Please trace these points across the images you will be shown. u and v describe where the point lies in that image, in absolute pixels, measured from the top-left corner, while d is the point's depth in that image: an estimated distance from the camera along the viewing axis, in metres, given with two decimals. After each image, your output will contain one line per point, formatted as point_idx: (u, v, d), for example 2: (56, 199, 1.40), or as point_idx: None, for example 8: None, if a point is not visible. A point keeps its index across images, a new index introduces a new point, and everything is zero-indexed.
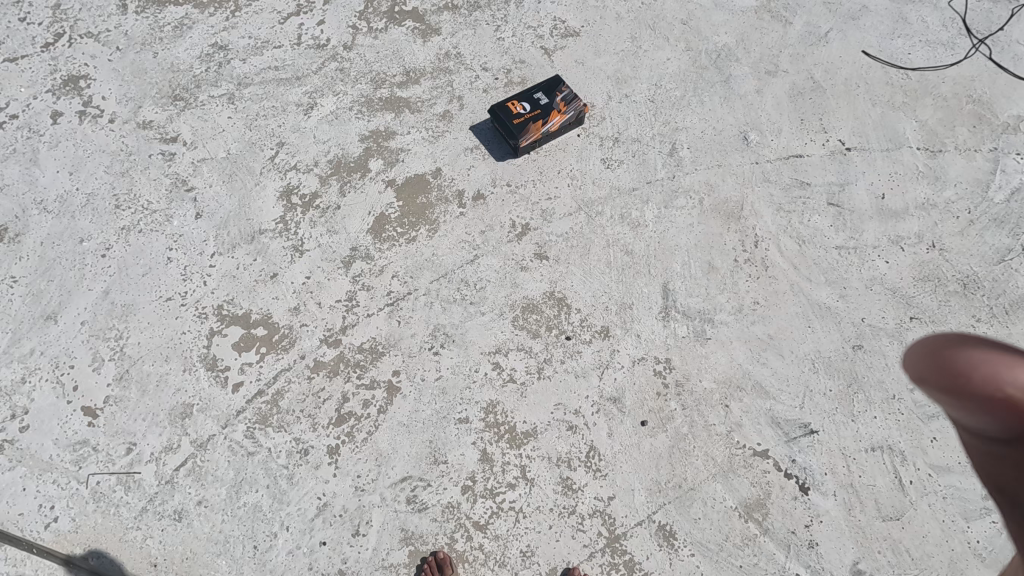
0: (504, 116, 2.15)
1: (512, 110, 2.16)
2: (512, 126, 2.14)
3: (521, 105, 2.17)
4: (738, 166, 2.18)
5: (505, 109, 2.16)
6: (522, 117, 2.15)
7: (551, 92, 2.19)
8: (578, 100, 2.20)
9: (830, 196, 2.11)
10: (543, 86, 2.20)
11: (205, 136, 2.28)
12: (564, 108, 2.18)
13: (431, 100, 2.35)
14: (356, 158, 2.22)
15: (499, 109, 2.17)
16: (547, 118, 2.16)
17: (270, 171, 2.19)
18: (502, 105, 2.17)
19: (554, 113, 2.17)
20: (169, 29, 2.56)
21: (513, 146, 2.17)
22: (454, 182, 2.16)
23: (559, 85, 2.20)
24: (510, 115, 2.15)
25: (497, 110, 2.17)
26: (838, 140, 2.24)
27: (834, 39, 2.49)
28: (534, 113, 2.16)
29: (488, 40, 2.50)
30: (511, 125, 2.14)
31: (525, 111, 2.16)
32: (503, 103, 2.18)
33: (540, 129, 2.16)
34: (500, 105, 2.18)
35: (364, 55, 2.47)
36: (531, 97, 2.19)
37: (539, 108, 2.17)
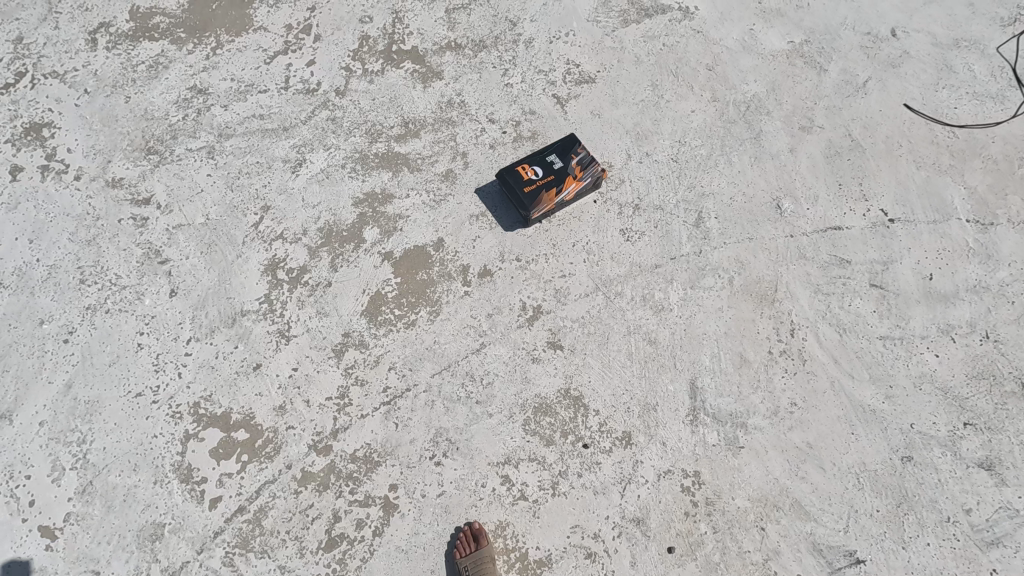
0: (514, 184, 1.95)
1: (523, 176, 1.96)
2: (522, 195, 1.93)
3: (533, 171, 1.97)
4: (771, 240, 1.98)
5: (515, 176, 1.96)
6: (534, 184, 1.95)
7: (566, 156, 1.99)
8: (595, 164, 2.00)
9: (872, 277, 1.92)
10: (557, 149, 2.00)
11: (182, 197, 2.05)
12: (580, 174, 1.97)
13: (432, 157, 2.13)
14: (349, 226, 2.00)
15: (508, 175, 1.96)
16: (562, 185, 1.95)
17: (254, 241, 1.98)
18: (511, 171, 1.97)
19: (570, 180, 1.96)
20: (143, 69, 2.32)
21: (524, 216, 1.96)
22: (458, 256, 1.95)
23: (574, 147, 2.00)
24: (520, 183, 1.95)
25: (506, 176, 1.97)
26: (880, 210, 2.03)
27: (873, 90, 2.27)
28: (547, 180, 1.95)
29: (495, 86, 2.28)
30: (521, 194, 1.93)
31: (537, 178, 1.96)
32: (512, 168, 1.98)
33: (555, 197, 1.95)
34: (509, 169, 1.98)
35: (358, 103, 2.25)
36: (543, 161, 1.98)
37: (553, 174, 1.96)
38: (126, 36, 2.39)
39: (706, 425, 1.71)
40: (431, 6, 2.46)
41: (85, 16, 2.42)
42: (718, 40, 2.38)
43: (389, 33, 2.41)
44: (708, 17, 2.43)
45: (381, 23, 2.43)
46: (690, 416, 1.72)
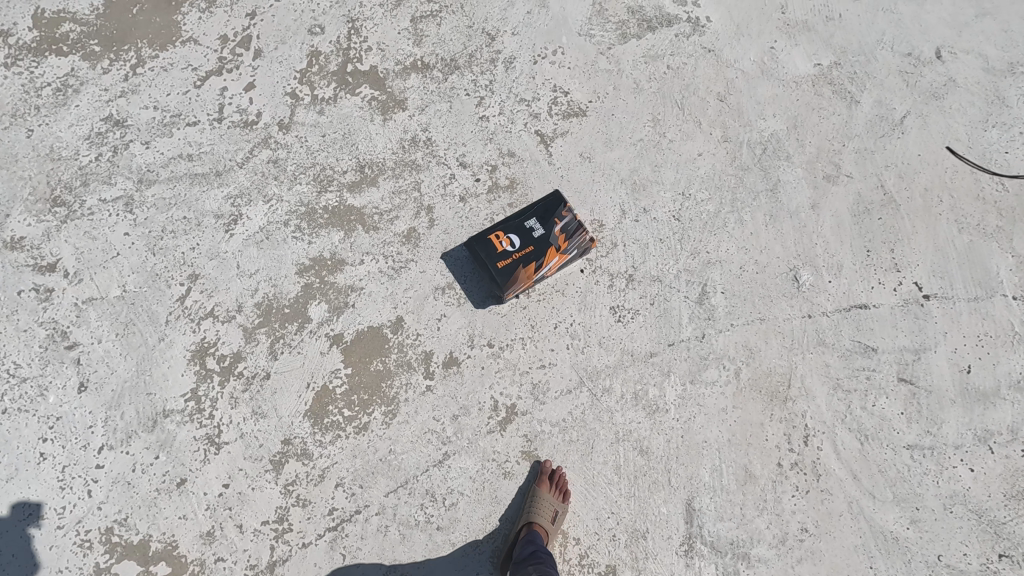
0: (486, 255, 1.63)
1: (496, 245, 1.64)
2: (495, 270, 1.62)
3: (510, 238, 1.65)
4: (785, 321, 1.70)
5: (487, 244, 1.64)
6: (510, 256, 1.63)
7: (549, 221, 1.67)
8: (583, 230, 1.69)
9: (901, 369, 1.65)
10: (538, 210, 1.68)
11: (93, 262, 1.74)
12: (565, 243, 1.66)
13: (391, 211, 1.81)
14: (292, 301, 1.71)
15: (479, 244, 1.64)
16: (543, 257, 1.64)
17: (180, 319, 1.69)
18: (483, 237, 1.65)
19: (552, 251, 1.65)
20: (48, 92, 1.95)
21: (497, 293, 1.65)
22: (420, 340, 1.67)
23: (558, 209, 1.68)
24: (494, 254, 1.63)
25: (477, 244, 1.64)
26: (914, 283, 1.74)
27: (912, 127, 1.93)
28: (526, 251, 1.64)
29: (467, 119, 1.93)
30: (494, 268, 1.62)
31: (514, 248, 1.64)
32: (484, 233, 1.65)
33: (534, 272, 1.64)
34: (480, 235, 1.65)
35: (304, 140, 1.90)
36: (520, 226, 1.66)
37: (532, 243, 1.65)
38: (28, 48, 2.00)
39: (701, 557, 1.49)
40: (394, 13, 2.07)
41: None
42: (732, 62, 2.02)
43: (343, 48, 2.03)
44: (722, 32, 2.05)
45: (334, 35, 2.04)
46: (684, 546, 1.50)
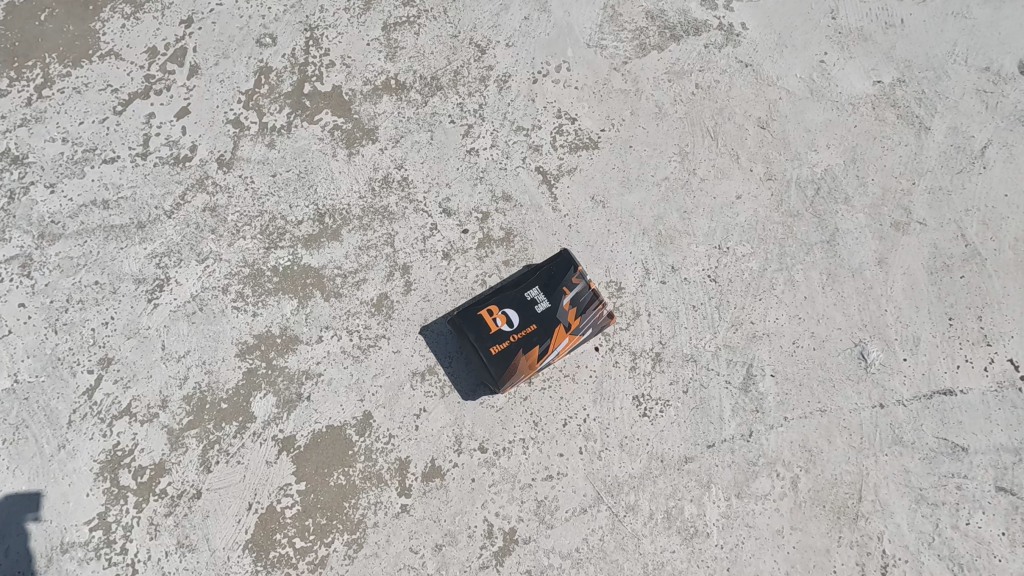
0: (475, 338, 1.28)
1: (490, 325, 1.29)
2: (488, 358, 1.27)
3: (507, 315, 1.30)
4: (851, 413, 1.36)
5: (477, 324, 1.29)
6: (506, 339, 1.28)
7: (557, 292, 1.31)
8: (600, 302, 1.33)
9: (999, 475, 1.31)
10: (543, 278, 1.32)
11: None
12: (577, 321, 1.31)
13: (357, 273, 1.45)
14: (230, 393, 1.35)
15: (467, 323, 1.29)
16: (550, 340, 1.29)
17: (86, 419, 1.33)
18: (472, 314, 1.30)
19: (561, 332, 1.30)
20: None
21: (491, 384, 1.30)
22: (393, 444, 1.31)
23: (567, 276, 1.33)
24: (486, 337, 1.28)
25: (464, 322, 1.29)
26: (1009, 361, 1.40)
27: (997, 160, 1.58)
28: (527, 332, 1.29)
29: (452, 152, 1.57)
30: (486, 356, 1.27)
31: (511, 329, 1.29)
32: (473, 308, 1.30)
33: (538, 359, 1.29)
34: (468, 311, 1.30)
35: (250, 182, 1.53)
36: (520, 298, 1.31)
37: (536, 321, 1.30)
38: None
39: None
40: (362, 19, 1.69)
41: None
42: (775, 79, 1.66)
43: (300, 63, 1.65)
44: (761, 42, 1.69)
45: (289, 47, 1.66)
46: None
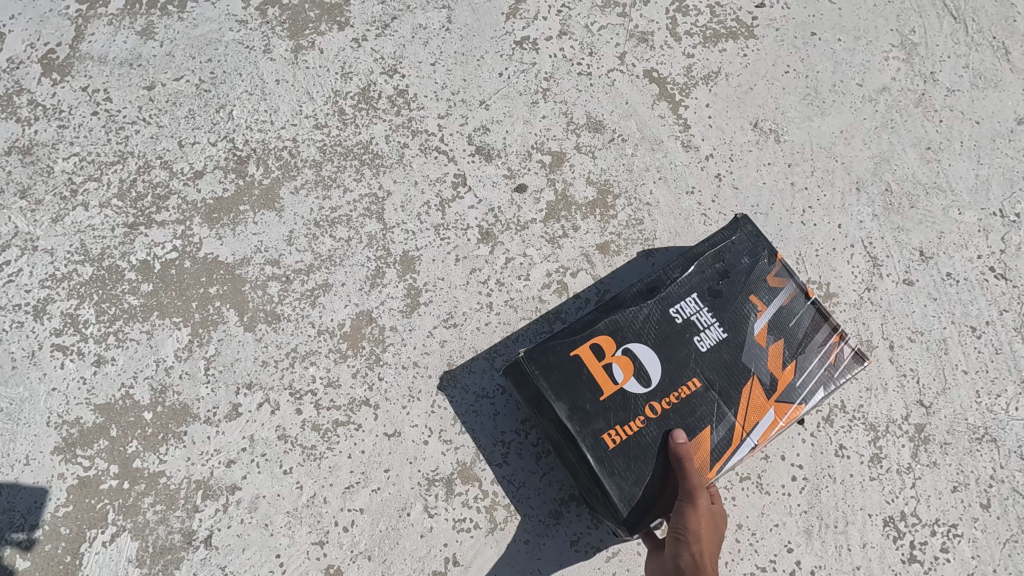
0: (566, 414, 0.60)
1: (598, 383, 0.61)
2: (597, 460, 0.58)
3: (635, 362, 0.62)
4: None
5: (569, 379, 0.61)
6: (637, 415, 0.60)
7: (740, 313, 0.63)
8: (836, 332, 0.64)
9: None
10: (706, 284, 0.64)
11: None
12: (790, 373, 0.63)
13: (311, 273, 0.73)
14: (38, 536, 0.63)
15: (548, 379, 0.61)
16: (733, 418, 0.61)
17: None
18: (559, 359, 0.62)
19: (756, 401, 0.61)
20: None
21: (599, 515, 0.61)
22: None
23: (759, 273, 0.65)
24: (593, 411, 0.60)
25: (542, 378, 0.61)
26: None
27: None
28: (683, 399, 0.61)
29: (488, 45, 0.85)
30: (593, 453, 0.59)
31: (646, 393, 0.61)
32: (561, 345, 0.62)
33: (709, 462, 0.60)
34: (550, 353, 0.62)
35: (102, 100, 0.80)
36: (661, 326, 0.63)
37: (700, 375, 0.62)
38: None
39: None
40: None
41: None
42: None
43: None
44: None
45: None
46: None
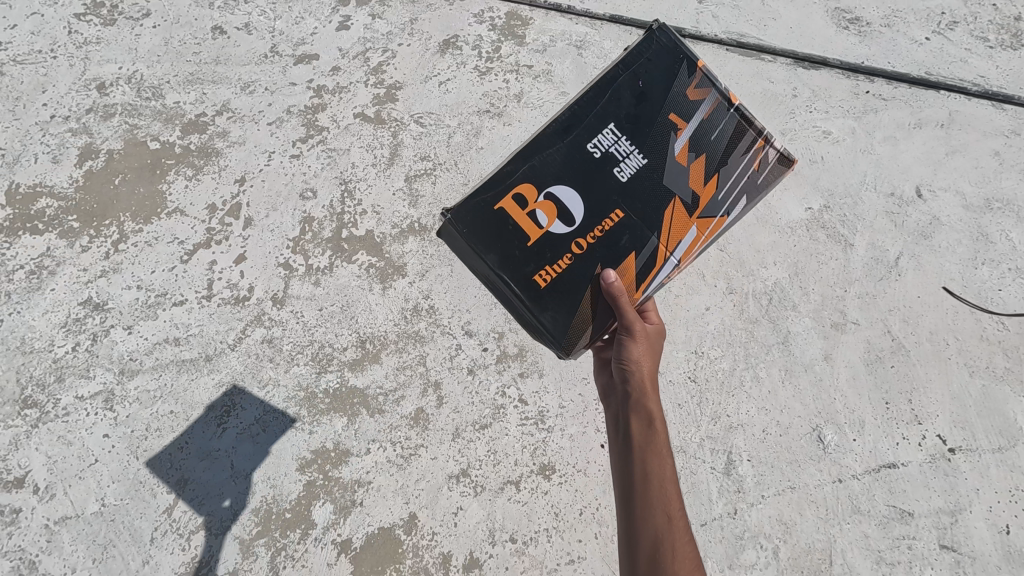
0: (499, 261, 1.23)
1: (527, 231, 1.24)
2: (528, 286, 1.23)
3: (551, 207, 1.24)
4: (816, 488, 1.64)
5: (502, 235, 1.24)
6: (563, 251, 1.23)
7: (665, 132, 1.26)
8: (756, 135, 1.28)
9: (940, 535, 1.60)
10: (624, 122, 1.26)
11: (68, 472, 1.58)
12: (710, 189, 1.27)
13: (397, 390, 1.72)
14: (293, 503, 1.57)
15: (486, 230, 1.24)
16: (664, 233, 1.25)
17: (167, 535, 1.53)
18: (491, 218, 1.24)
19: (685, 214, 1.26)
20: (21, 275, 1.84)
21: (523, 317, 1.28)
22: (436, 539, 1.55)
23: (688, 110, 1.27)
24: (520, 253, 1.23)
25: (476, 237, 1.24)
26: (938, 436, 1.72)
27: (907, 269, 1.96)
28: (607, 229, 1.24)
29: (470, 282, 1.87)
30: (532, 287, 1.23)
31: (571, 231, 1.23)
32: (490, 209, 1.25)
33: (632, 284, 1.25)
34: (480, 215, 1.25)
35: (301, 315, 1.81)
36: (578, 177, 1.24)
37: (621, 205, 1.25)
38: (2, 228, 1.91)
39: None
40: (387, 172, 2.05)
41: None
42: None
43: (338, 213, 1.98)
44: None
45: (328, 200, 2.00)
46: None
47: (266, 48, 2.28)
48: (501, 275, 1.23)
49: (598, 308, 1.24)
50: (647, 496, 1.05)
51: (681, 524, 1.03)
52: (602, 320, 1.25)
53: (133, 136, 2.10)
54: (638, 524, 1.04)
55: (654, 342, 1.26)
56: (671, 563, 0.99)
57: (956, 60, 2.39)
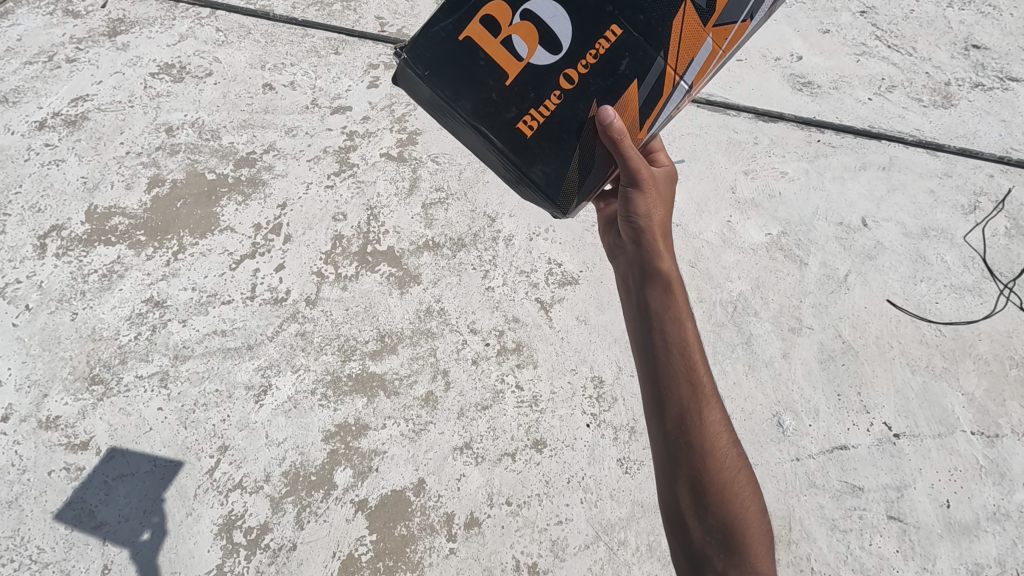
0: (474, 107, 1.16)
1: (505, 66, 1.15)
2: (511, 133, 1.16)
3: (529, 30, 1.13)
4: (777, 465, 1.89)
5: (473, 76, 1.16)
6: (551, 87, 1.15)
7: None
8: None
9: (888, 507, 1.84)
10: None
11: (127, 439, 1.88)
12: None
13: (410, 376, 1.99)
14: (318, 467, 1.84)
15: (458, 71, 1.16)
16: (672, 51, 1.12)
17: (208, 492, 1.81)
18: (458, 52, 1.15)
19: (698, 22, 1.10)
20: (95, 277, 2.17)
21: (510, 172, 1.23)
22: (441, 501, 1.80)
23: None
24: (499, 95, 1.16)
25: (443, 80, 1.16)
26: (883, 423, 1.97)
27: (855, 284, 2.25)
28: (602, 54, 1.13)
29: (475, 288, 2.17)
30: (519, 134, 1.16)
31: (559, 56, 1.14)
32: (457, 40, 1.15)
33: (636, 119, 1.17)
34: (445, 53, 1.16)
35: (330, 314, 2.10)
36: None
37: (618, 19, 1.12)
38: (80, 240, 2.24)
39: None
40: (407, 199, 2.37)
41: (35, 218, 2.30)
42: (698, 233, 2.33)
43: (364, 232, 2.29)
44: (686, 209, 2.39)
45: (356, 221, 2.31)
46: None
47: (307, 101, 2.62)
48: (477, 122, 1.17)
49: (597, 151, 1.19)
50: (672, 371, 1.21)
51: (704, 390, 1.21)
52: (602, 165, 1.20)
53: (193, 169, 2.43)
54: (665, 393, 1.21)
55: (659, 195, 1.34)
56: (697, 425, 1.18)
57: (895, 116, 2.72)
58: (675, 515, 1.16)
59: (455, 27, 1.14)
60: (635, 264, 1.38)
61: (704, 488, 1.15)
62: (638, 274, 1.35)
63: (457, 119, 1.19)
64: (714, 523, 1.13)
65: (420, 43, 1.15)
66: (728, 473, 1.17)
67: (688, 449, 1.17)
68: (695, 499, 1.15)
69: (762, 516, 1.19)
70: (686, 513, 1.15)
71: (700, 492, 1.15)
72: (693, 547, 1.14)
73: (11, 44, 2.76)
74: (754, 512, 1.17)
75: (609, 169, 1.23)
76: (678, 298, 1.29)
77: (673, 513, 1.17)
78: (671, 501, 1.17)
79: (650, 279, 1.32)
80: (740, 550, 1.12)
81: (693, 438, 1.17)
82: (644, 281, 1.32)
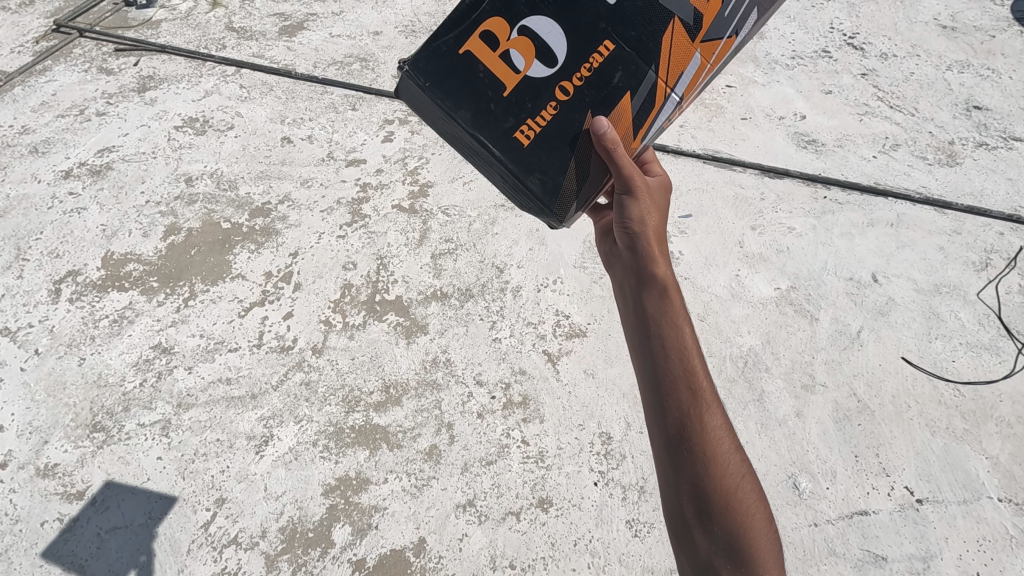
0: (473, 117, 1.18)
1: (502, 78, 1.17)
2: (509, 143, 1.18)
3: (526, 45, 1.15)
4: (793, 530, 1.80)
5: (472, 88, 1.18)
6: (547, 99, 1.17)
7: None
8: None
9: None
10: None
11: (123, 488, 1.84)
12: (715, 4, 1.11)
13: (413, 430, 1.95)
14: (316, 523, 1.78)
15: (458, 84, 1.18)
16: (663, 65, 1.15)
17: (202, 547, 1.75)
18: (459, 65, 1.17)
19: (686, 38, 1.13)
20: (105, 323, 2.18)
21: (507, 181, 1.24)
22: (442, 562, 1.73)
23: None
24: (496, 105, 1.18)
25: (443, 92, 1.18)
26: (904, 487, 1.89)
27: (868, 340, 2.21)
28: (597, 67, 1.16)
29: (482, 339, 2.15)
30: (517, 144, 1.18)
31: (554, 69, 1.16)
32: (457, 53, 1.17)
33: (630, 129, 1.19)
34: (445, 66, 1.18)
35: (336, 363, 2.09)
36: (556, 5, 1.14)
37: (611, 34, 1.15)
38: (94, 285, 2.28)
39: None
40: (417, 249, 2.39)
41: (53, 263, 2.34)
42: (706, 287, 2.33)
43: (373, 281, 2.30)
44: (693, 263, 2.40)
45: (365, 270, 2.33)
46: None
47: (323, 154, 2.71)
48: (477, 132, 1.18)
49: (592, 161, 1.20)
50: (671, 377, 1.15)
51: (704, 395, 1.15)
52: (597, 176, 1.21)
53: (209, 218, 2.49)
54: (665, 400, 1.15)
55: (655, 203, 1.32)
56: (699, 432, 1.12)
57: (901, 173, 2.75)
58: (680, 526, 1.11)
59: (456, 40, 1.16)
60: (631, 269, 1.34)
61: (709, 499, 1.09)
62: (635, 279, 1.31)
63: (457, 129, 1.21)
64: (720, 532, 1.08)
65: (422, 56, 1.17)
66: (733, 482, 1.11)
67: (690, 457, 1.11)
68: (699, 509, 1.09)
69: (772, 525, 1.12)
70: (690, 525, 1.10)
71: (704, 504, 1.10)
72: (700, 562, 1.08)
73: (46, 98, 2.90)
74: (761, 521, 1.11)
75: (605, 179, 1.24)
76: (676, 298, 1.24)
77: (678, 525, 1.12)
78: (676, 513, 1.12)
79: (646, 284, 1.27)
80: (749, 561, 1.06)
81: (696, 444, 1.12)
82: (641, 286, 1.27)
